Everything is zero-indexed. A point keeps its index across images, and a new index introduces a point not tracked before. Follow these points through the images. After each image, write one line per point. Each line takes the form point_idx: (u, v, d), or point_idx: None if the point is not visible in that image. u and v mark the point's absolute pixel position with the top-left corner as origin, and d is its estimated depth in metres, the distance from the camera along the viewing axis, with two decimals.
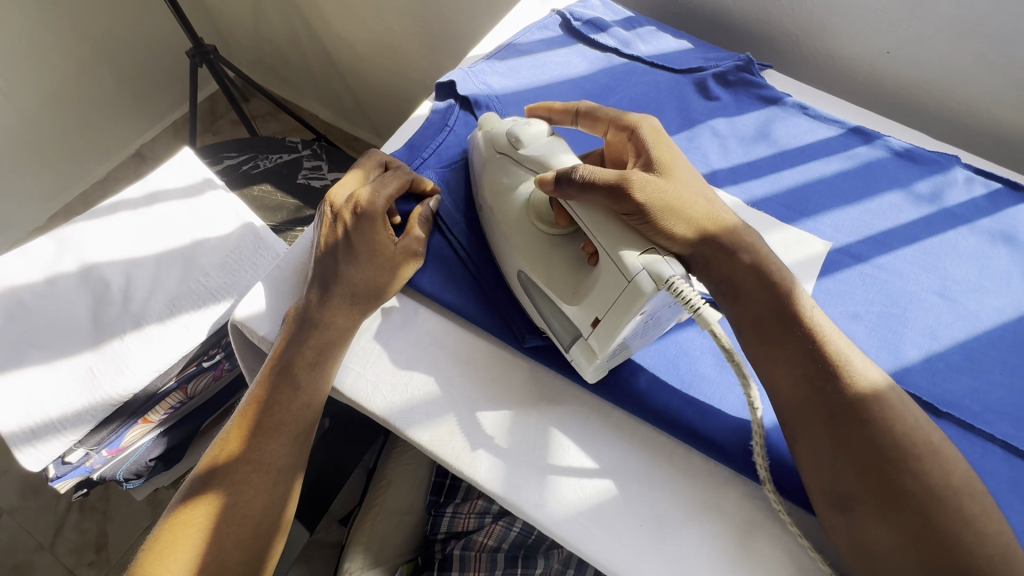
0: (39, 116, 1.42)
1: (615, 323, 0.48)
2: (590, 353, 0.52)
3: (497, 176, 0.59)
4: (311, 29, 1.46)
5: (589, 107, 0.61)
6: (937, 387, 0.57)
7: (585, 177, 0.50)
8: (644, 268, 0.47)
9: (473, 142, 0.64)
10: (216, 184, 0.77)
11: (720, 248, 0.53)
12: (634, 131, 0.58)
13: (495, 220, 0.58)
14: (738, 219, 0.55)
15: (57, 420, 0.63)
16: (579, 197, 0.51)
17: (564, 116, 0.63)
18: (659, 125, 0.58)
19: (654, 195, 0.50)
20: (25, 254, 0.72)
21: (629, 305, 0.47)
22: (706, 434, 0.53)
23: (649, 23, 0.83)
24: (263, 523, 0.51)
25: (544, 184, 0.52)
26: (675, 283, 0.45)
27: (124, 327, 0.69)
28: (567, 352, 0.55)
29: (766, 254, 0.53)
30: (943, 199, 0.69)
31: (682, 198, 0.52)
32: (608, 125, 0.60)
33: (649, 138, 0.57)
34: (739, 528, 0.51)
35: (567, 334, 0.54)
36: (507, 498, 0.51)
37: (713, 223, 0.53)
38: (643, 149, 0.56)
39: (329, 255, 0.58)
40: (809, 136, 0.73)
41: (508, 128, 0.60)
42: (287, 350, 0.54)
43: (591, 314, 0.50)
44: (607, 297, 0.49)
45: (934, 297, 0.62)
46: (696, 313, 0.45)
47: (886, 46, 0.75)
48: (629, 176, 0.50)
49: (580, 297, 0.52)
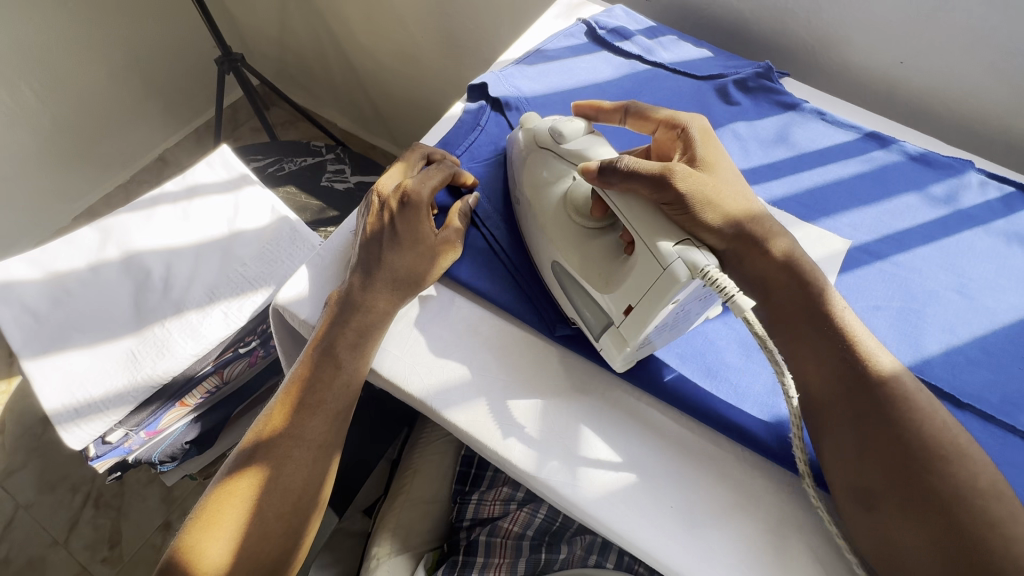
0: (70, 121, 1.48)
1: (649, 310, 0.49)
2: (621, 342, 0.54)
3: (536, 170, 0.62)
4: (335, 40, 1.51)
5: (638, 106, 0.63)
6: (957, 379, 0.58)
7: (629, 167, 0.53)
8: (679, 257, 0.48)
9: (512, 141, 0.67)
10: (252, 180, 0.81)
11: (755, 245, 0.55)
12: (682, 130, 0.60)
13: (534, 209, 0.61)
14: (773, 219, 0.57)
15: (99, 400, 0.67)
16: (621, 185, 0.53)
17: (613, 115, 0.64)
18: (707, 125, 0.61)
19: (695, 188, 0.53)
20: (72, 243, 0.77)
21: (663, 292, 0.48)
22: (732, 421, 0.55)
23: (670, 33, 0.87)
24: (304, 498, 0.53)
25: (588, 172, 0.55)
26: (711, 272, 0.47)
27: (165, 312, 0.73)
28: (597, 342, 0.57)
29: (798, 251, 0.55)
30: (958, 201, 0.71)
31: (722, 193, 0.54)
32: (656, 124, 0.62)
33: (697, 137, 0.59)
34: (767, 512, 0.52)
35: (598, 324, 0.56)
36: (541, 478, 0.53)
37: (749, 220, 0.55)
38: (689, 147, 0.58)
39: (374, 243, 0.60)
40: (827, 140, 0.76)
41: (549, 124, 0.63)
42: (329, 330, 0.56)
43: (624, 302, 0.52)
44: (642, 284, 0.50)
45: (952, 293, 0.64)
46: (730, 301, 0.47)
47: (899, 57, 0.78)
48: (671, 169, 0.53)
49: (615, 285, 0.53)
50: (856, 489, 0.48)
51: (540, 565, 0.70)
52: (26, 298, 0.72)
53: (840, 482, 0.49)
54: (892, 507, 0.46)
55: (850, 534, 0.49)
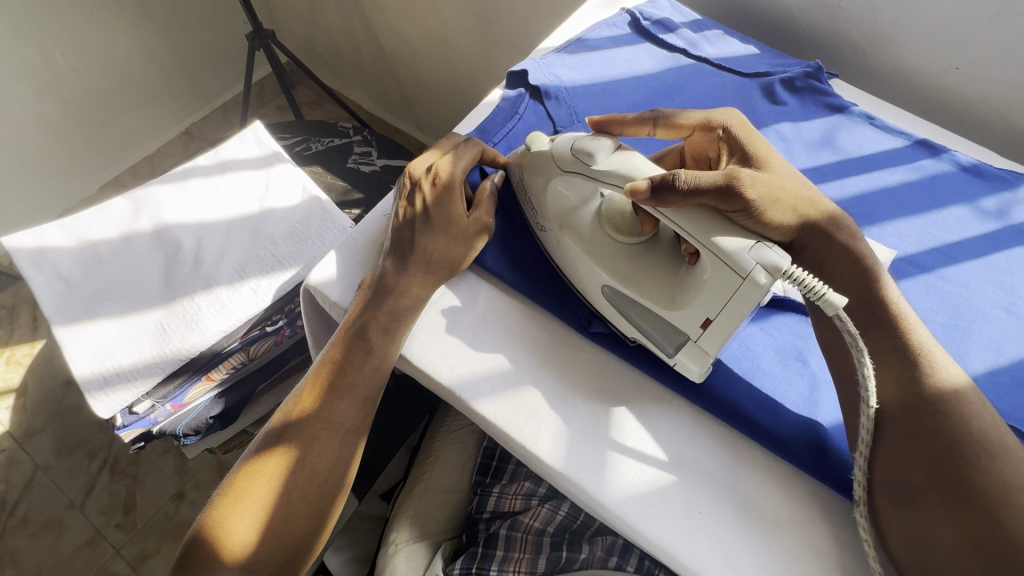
0: (99, 90, 1.48)
1: (731, 320, 0.49)
2: (700, 355, 0.53)
3: (558, 194, 0.59)
4: (366, 20, 1.49)
5: (666, 115, 0.59)
6: (1002, 400, 0.56)
7: (690, 184, 0.49)
8: (757, 262, 0.46)
9: (524, 167, 0.61)
10: (284, 159, 0.81)
11: (820, 232, 0.53)
12: (724, 131, 0.58)
13: (568, 224, 0.59)
14: (835, 206, 0.55)
15: (128, 370, 0.68)
16: (684, 204, 0.49)
17: (640, 129, 0.60)
18: (745, 120, 0.60)
19: (764, 191, 0.51)
20: (105, 213, 0.77)
21: (748, 300, 0.47)
22: (768, 430, 0.54)
23: (715, 26, 0.84)
24: (330, 480, 0.53)
25: (641, 195, 0.50)
26: (793, 272, 0.46)
27: (195, 287, 0.73)
28: (670, 359, 0.55)
29: (862, 241, 0.53)
30: (1010, 216, 0.68)
31: (788, 188, 0.53)
32: (691, 129, 0.59)
33: (742, 135, 0.58)
34: (801, 526, 0.51)
35: (670, 343, 0.54)
36: (567, 475, 0.52)
37: (815, 208, 0.53)
38: (737, 148, 0.58)
39: (407, 226, 0.59)
40: (876, 146, 0.73)
41: (568, 143, 0.57)
42: (361, 313, 0.56)
43: (700, 316, 0.51)
44: (720, 297, 0.49)
45: (998, 311, 0.62)
46: (821, 300, 0.46)
47: (956, 62, 0.75)
48: (735, 175, 0.50)
49: (685, 300, 0.52)
50: (894, 484, 0.46)
51: (560, 563, 0.69)
52: (58, 264, 0.73)
53: (883, 488, 0.47)
54: (931, 504, 0.44)
55: (879, 525, 0.47)
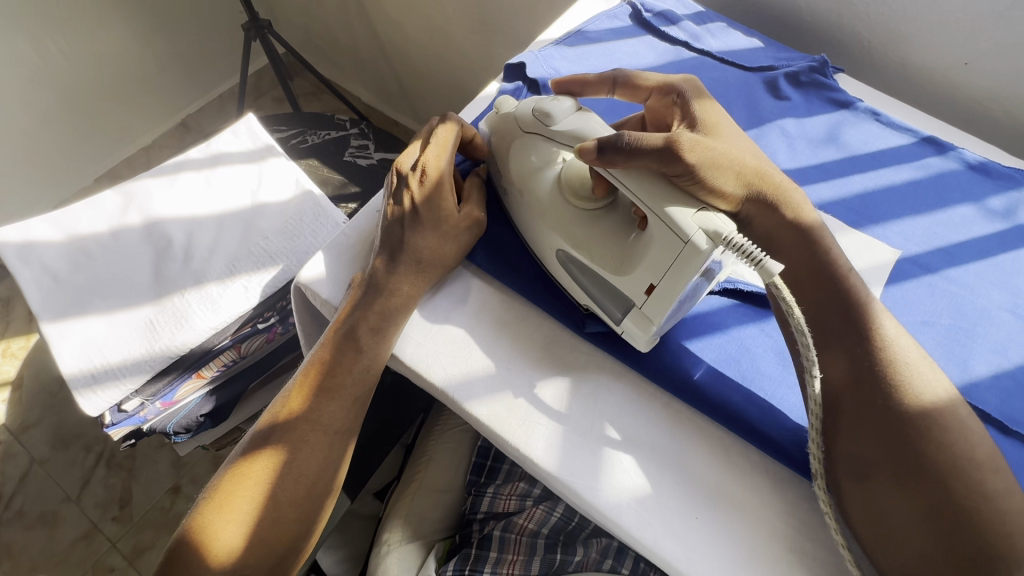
0: (91, 80, 1.46)
1: (673, 287, 0.49)
2: (645, 322, 0.52)
3: (522, 158, 0.59)
4: (364, 11, 1.47)
5: (626, 75, 0.60)
6: (1006, 405, 0.55)
7: (632, 143, 0.49)
8: (699, 227, 0.46)
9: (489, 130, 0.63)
10: (278, 152, 0.80)
11: (762, 202, 0.52)
12: (678, 95, 0.58)
13: (526, 188, 0.58)
14: (786, 178, 0.54)
15: (117, 367, 0.67)
16: (625, 164, 0.49)
17: (599, 87, 0.61)
18: (699, 86, 0.59)
19: (703, 155, 0.49)
20: (95, 206, 0.76)
21: (687, 266, 0.47)
22: (766, 433, 0.52)
23: (719, 19, 0.82)
24: (318, 483, 0.52)
25: (586, 152, 0.50)
26: (734, 238, 0.45)
27: (185, 283, 0.72)
28: (618, 326, 0.55)
29: (806, 211, 0.51)
30: (1017, 216, 0.67)
31: (730, 154, 0.51)
32: (648, 92, 0.59)
33: (694, 103, 0.57)
34: (798, 532, 0.50)
35: (618, 308, 0.54)
36: (560, 479, 0.51)
37: (760, 177, 0.52)
38: (688, 113, 0.56)
39: (396, 225, 0.58)
40: (882, 143, 0.72)
41: (531, 104, 0.58)
42: (351, 313, 0.55)
43: (644, 282, 0.50)
44: (661, 263, 0.48)
45: (1004, 313, 0.60)
46: (759, 266, 0.45)
47: (964, 57, 0.73)
48: (675, 138, 0.49)
49: (631, 266, 0.52)
50: (853, 458, 0.46)
51: (554, 566, 0.68)
52: (47, 259, 0.72)
53: (859, 498, 0.46)
54: (887, 478, 0.44)
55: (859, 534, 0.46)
